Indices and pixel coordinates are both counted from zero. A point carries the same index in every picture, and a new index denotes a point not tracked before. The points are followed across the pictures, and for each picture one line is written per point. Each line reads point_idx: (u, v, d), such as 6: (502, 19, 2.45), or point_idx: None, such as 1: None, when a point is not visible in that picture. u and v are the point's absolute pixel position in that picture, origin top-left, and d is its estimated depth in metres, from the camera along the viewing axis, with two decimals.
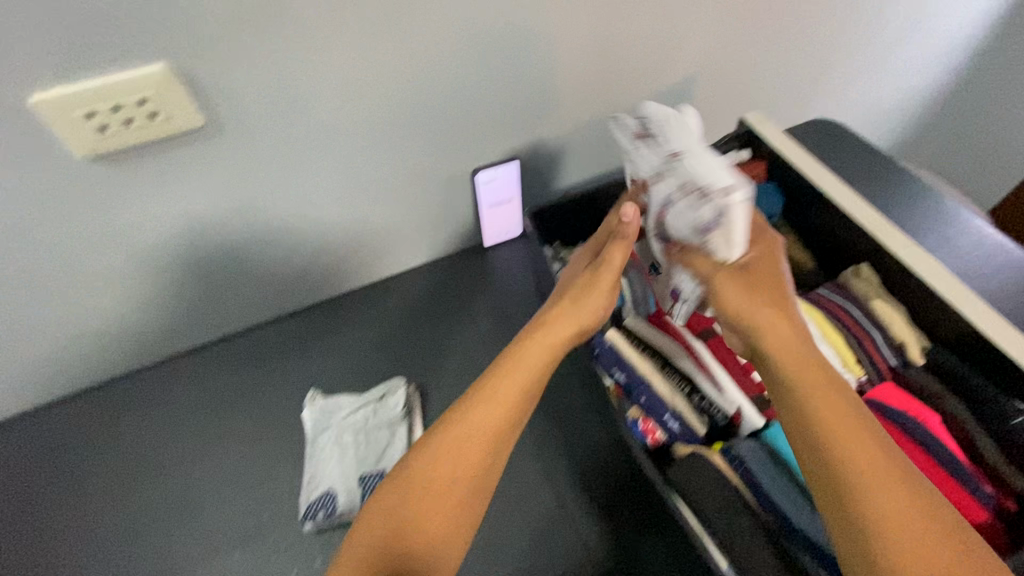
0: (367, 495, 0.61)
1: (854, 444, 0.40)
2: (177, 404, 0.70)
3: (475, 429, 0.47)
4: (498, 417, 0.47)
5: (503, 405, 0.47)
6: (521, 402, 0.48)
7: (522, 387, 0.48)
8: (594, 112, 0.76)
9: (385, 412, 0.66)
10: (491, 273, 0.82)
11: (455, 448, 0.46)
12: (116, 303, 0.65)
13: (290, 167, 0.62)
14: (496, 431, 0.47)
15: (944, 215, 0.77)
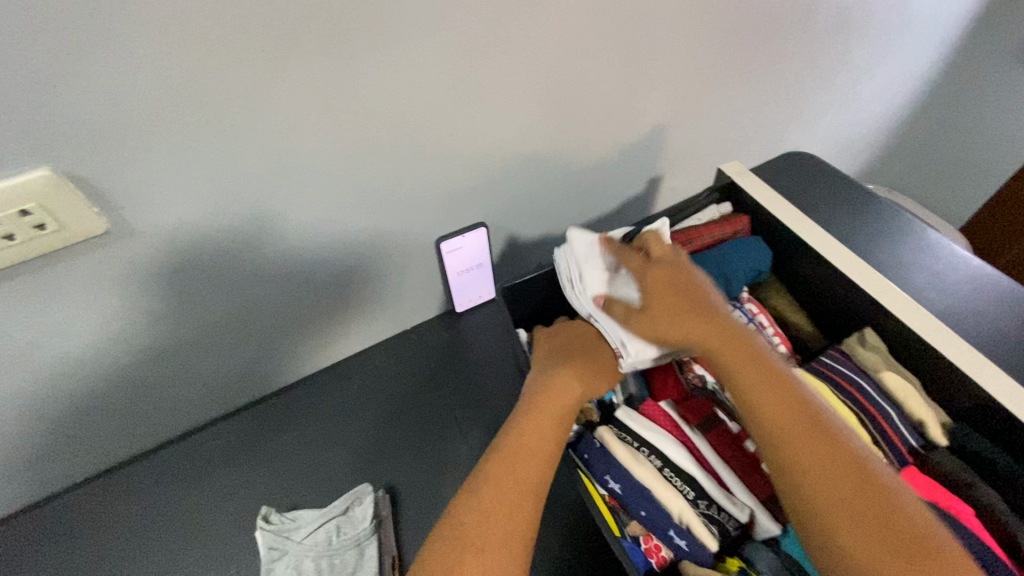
0: None
1: (791, 433, 0.42)
2: (106, 533, 0.60)
3: (492, 503, 0.42)
4: (514, 495, 0.43)
5: (517, 485, 0.43)
6: (536, 479, 0.44)
7: (531, 467, 0.44)
8: (563, 169, 0.71)
9: (350, 528, 0.57)
10: (464, 345, 0.75)
11: (472, 540, 0.40)
12: (25, 426, 0.55)
13: (226, 258, 0.54)
14: (514, 510, 0.42)
15: (930, 253, 0.74)
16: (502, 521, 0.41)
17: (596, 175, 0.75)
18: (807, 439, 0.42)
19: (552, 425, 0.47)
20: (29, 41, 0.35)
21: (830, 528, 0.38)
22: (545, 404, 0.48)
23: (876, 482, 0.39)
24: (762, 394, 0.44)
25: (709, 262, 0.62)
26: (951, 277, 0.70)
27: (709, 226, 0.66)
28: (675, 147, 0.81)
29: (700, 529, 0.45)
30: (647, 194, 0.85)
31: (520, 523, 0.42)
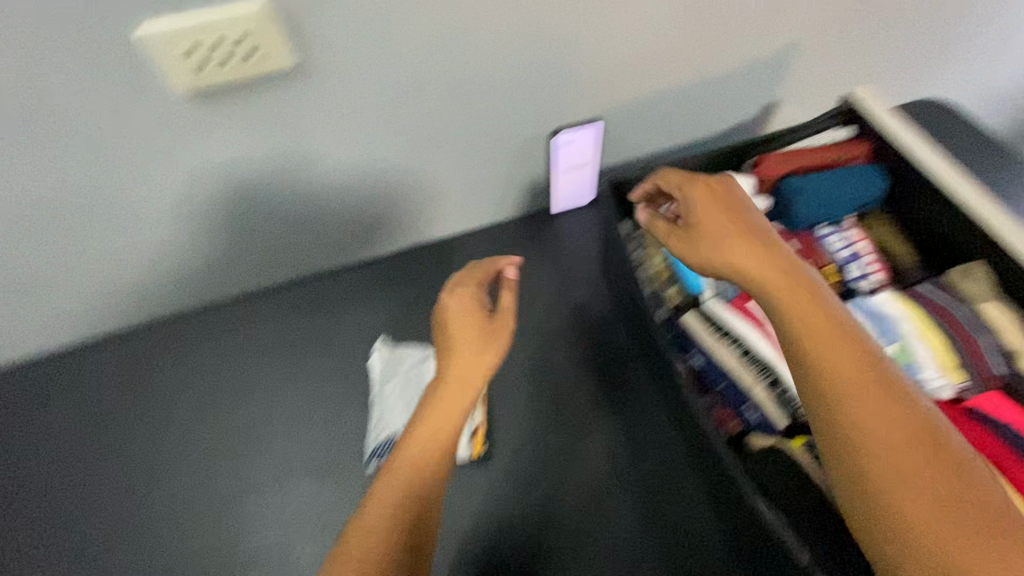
0: None
1: (864, 402, 0.38)
2: (251, 344, 0.74)
3: (428, 432, 0.50)
4: (431, 452, 0.49)
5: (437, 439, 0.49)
6: (453, 422, 0.50)
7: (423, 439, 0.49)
8: (684, 78, 0.71)
9: None
10: (555, 242, 0.81)
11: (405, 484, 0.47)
12: (200, 242, 0.67)
13: (371, 120, 0.62)
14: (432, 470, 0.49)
15: None
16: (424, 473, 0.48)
17: (715, 91, 0.75)
18: (879, 396, 0.38)
19: (461, 393, 0.51)
20: None
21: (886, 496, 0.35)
22: (454, 378, 0.52)
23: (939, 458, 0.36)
24: (828, 355, 0.40)
25: (817, 183, 0.63)
26: None
27: (824, 149, 0.65)
28: (803, 73, 0.78)
29: (772, 406, 0.50)
30: (762, 120, 0.83)
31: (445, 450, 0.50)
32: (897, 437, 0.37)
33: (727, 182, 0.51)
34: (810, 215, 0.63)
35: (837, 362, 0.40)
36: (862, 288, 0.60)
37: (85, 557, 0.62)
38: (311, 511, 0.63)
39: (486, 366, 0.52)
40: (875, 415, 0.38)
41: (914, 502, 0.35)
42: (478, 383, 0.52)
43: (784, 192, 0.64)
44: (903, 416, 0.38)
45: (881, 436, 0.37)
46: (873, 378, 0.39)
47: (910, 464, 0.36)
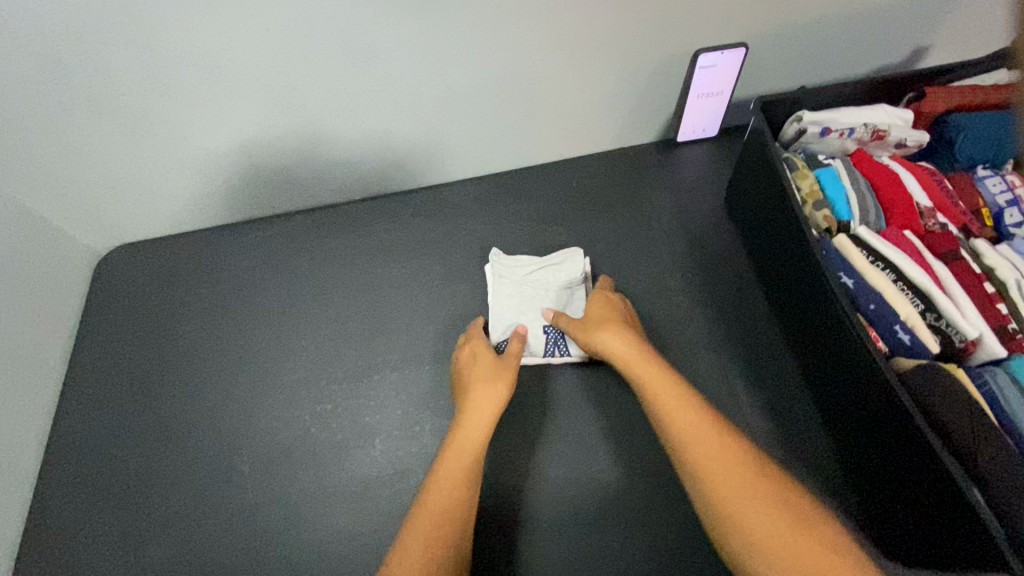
0: (550, 344, 0.68)
1: (721, 472, 0.47)
2: (375, 240, 0.78)
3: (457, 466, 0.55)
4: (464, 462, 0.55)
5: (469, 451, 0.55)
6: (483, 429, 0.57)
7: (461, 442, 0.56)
8: (842, 8, 0.68)
9: (564, 273, 0.72)
10: (674, 172, 0.80)
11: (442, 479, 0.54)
12: (342, 134, 0.71)
13: (524, 22, 0.62)
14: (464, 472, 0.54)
15: None
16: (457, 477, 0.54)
17: (868, 26, 0.72)
18: (723, 459, 0.48)
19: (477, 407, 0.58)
20: None
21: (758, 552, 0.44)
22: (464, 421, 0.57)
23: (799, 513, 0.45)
24: (698, 441, 0.49)
25: (987, 120, 0.60)
26: None
27: (996, 86, 0.62)
28: (966, 15, 0.73)
29: (923, 330, 0.49)
30: (907, 66, 0.79)
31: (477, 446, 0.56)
32: (756, 501, 0.46)
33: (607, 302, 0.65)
34: (971, 154, 0.60)
35: (696, 441, 0.49)
36: (1019, 235, 0.58)
37: (229, 408, 0.69)
38: (430, 393, 0.67)
39: (501, 398, 0.59)
40: (731, 478, 0.47)
41: (771, 549, 0.43)
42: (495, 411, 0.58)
43: (943, 130, 0.61)
44: (744, 475, 0.47)
45: (741, 497, 0.46)
46: (729, 449, 0.48)
47: (765, 524, 0.45)
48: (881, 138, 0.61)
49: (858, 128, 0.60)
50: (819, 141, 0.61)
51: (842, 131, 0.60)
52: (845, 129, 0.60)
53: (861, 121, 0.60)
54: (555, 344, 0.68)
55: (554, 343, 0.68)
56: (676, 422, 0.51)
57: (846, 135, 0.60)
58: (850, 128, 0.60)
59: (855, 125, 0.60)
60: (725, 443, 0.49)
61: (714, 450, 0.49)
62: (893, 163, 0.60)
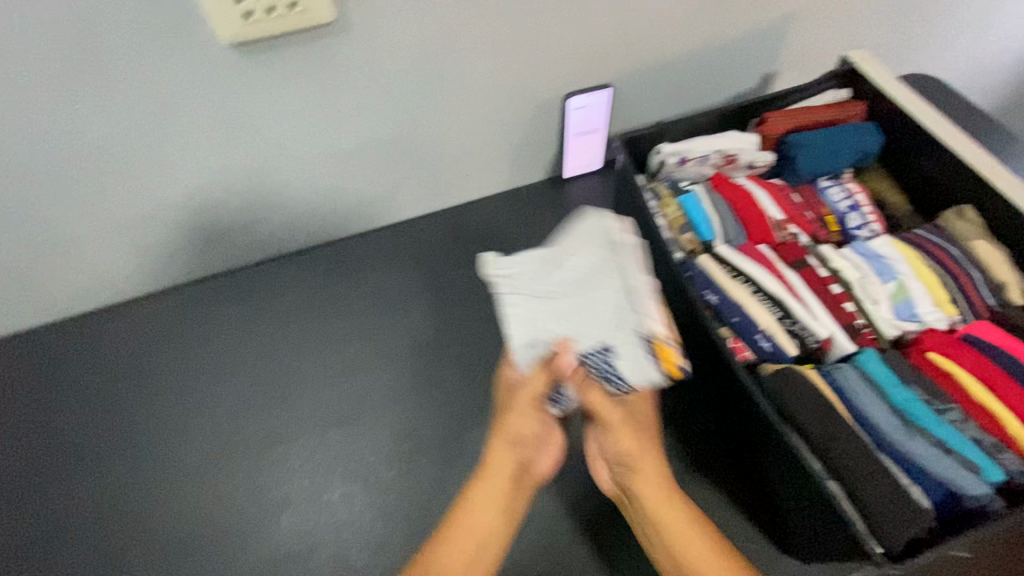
0: (596, 373, 0.56)
1: (683, 545, 0.51)
2: (279, 301, 0.76)
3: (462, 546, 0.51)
4: (466, 545, 0.51)
5: (477, 532, 0.52)
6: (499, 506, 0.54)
7: (492, 524, 0.53)
8: (689, 47, 0.75)
9: (613, 252, 0.58)
10: (568, 207, 0.84)
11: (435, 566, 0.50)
12: (227, 200, 0.70)
13: (394, 79, 0.65)
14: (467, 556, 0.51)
15: None
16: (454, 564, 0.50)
17: (718, 61, 0.79)
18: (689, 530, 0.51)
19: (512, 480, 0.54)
20: None
21: None
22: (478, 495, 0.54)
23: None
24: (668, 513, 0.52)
25: (820, 137, 0.66)
26: None
27: (825, 107, 0.68)
28: (800, 45, 0.83)
29: (782, 337, 0.53)
30: (761, 92, 0.88)
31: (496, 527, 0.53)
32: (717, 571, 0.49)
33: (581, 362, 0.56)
34: (814, 167, 0.66)
35: (661, 513, 0.52)
36: (861, 237, 0.64)
37: (119, 501, 0.64)
38: (338, 454, 0.65)
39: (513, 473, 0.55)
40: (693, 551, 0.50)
41: None
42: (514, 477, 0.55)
43: (787, 149, 0.67)
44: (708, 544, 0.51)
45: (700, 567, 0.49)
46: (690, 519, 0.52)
47: None
48: (733, 162, 0.66)
49: (710, 156, 0.66)
50: (679, 171, 0.66)
51: (696, 160, 0.66)
52: (699, 158, 0.65)
53: (710, 149, 0.65)
54: (603, 371, 0.56)
55: (601, 369, 0.56)
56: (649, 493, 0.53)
57: (701, 162, 0.66)
58: (702, 156, 0.65)
59: (705, 154, 0.65)
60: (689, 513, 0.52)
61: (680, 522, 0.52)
62: (747, 182, 0.65)
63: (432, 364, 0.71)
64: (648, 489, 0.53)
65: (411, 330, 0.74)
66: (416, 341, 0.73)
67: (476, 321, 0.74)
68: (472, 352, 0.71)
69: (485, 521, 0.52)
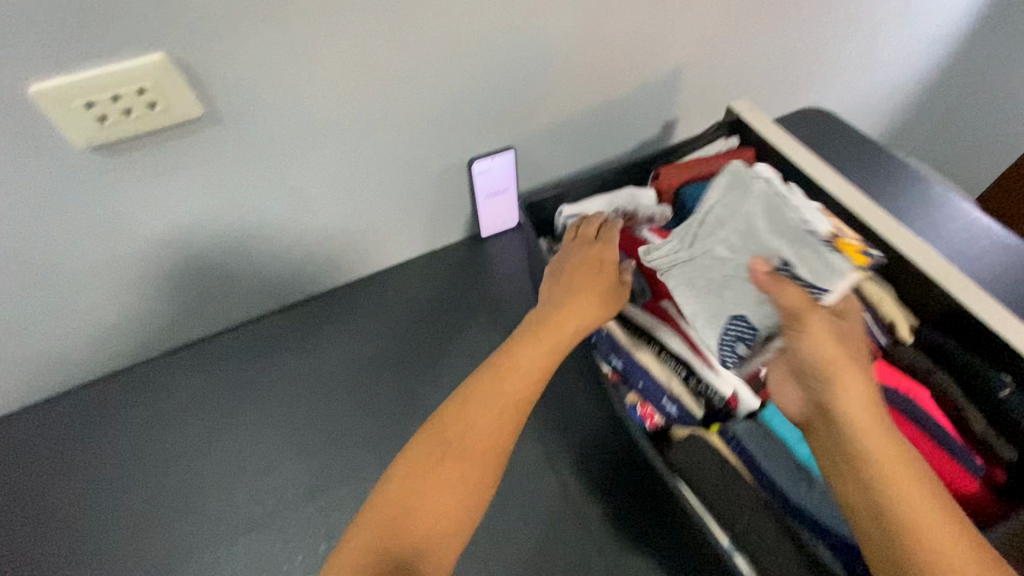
0: (741, 339, 0.50)
1: (915, 520, 0.38)
2: (182, 398, 0.71)
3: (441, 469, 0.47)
4: (495, 419, 0.49)
5: (503, 404, 0.50)
6: (485, 441, 0.48)
7: (532, 370, 0.52)
8: (585, 104, 0.78)
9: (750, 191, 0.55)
10: (487, 265, 0.83)
11: (452, 448, 0.48)
12: (113, 300, 0.65)
13: (285, 163, 0.63)
14: (493, 420, 0.49)
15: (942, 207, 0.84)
16: (468, 462, 0.47)
17: (616, 113, 0.82)
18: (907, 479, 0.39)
19: (548, 360, 0.52)
20: None
21: None
22: (489, 385, 0.50)
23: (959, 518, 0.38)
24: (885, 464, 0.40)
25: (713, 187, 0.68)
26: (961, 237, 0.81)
27: (716, 156, 0.71)
28: (693, 93, 0.86)
29: (687, 397, 0.53)
30: (664, 137, 0.91)
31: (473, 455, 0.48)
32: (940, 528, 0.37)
33: (606, 238, 0.60)
34: None
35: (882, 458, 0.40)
36: None
37: None
38: (249, 569, 0.59)
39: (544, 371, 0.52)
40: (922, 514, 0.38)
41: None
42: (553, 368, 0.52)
43: (683, 200, 0.69)
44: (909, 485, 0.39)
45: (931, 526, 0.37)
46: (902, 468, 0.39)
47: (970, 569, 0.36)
48: (633, 219, 0.68)
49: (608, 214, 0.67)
50: None
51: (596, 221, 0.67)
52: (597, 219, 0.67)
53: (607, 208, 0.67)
54: (746, 339, 0.49)
55: (744, 336, 0.49)
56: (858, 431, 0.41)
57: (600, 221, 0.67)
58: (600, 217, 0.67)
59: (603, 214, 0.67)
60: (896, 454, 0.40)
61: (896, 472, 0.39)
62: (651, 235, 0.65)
63: (351, 450, 0.67)
64: (876, 451, 0.40)
65: (329, 413, 0.70)
66: (334, 425, 0.69)
67: (397, 397, 0.71)
68: (393, 432, 0.68)
69: (510, 393, 0.50)
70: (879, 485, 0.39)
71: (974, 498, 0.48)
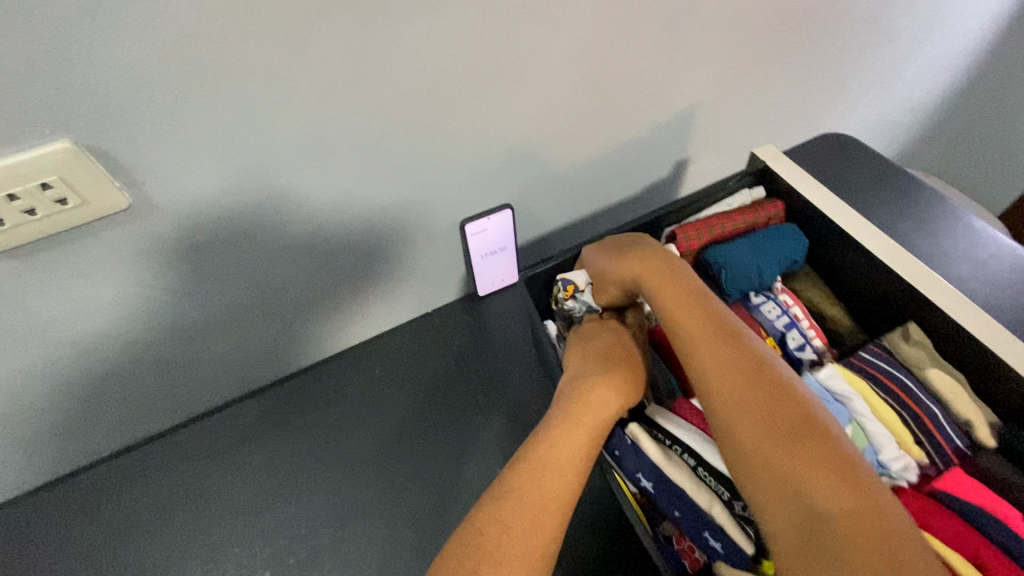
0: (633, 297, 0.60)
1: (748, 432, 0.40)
2: (133, 509, 0.60)
3: (512, 525, 0.41)
4: (539, 513, 0.41)
5: (545, 499, 0.42)
6: (564, 486, 0.43)
7: (577, 457, 0.45)
8: (591, 149, 0.69)
9: None
10: (485, 329, 0.74)
11: (488, 553, 0.39)
12: (46, 406, 0.55)
13: (244, 238, 0.53)
14: (532, 523, 0.41)
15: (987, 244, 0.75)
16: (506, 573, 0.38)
17: (624, 156, 0.73)
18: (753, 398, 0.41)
19: (588, 447, 0.45)
20: (60, 22, 0.34)
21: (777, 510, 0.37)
22: (560, 435, 0.45)
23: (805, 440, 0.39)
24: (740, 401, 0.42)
25: (740, 249, 0.59)
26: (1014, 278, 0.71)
27: (740, 212, 0.62)
28: (707, 130, 0.78)
29: (734, 530, 0.44)
30: (675, 177, 0.82)
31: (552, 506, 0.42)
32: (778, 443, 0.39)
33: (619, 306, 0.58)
34: (739, 284, 0.59)
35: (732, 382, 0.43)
36: (806, 357, 0.56)
37: None
38: None
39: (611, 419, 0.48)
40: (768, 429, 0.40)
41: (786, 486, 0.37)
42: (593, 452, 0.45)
43: (706, 265, 0.60)
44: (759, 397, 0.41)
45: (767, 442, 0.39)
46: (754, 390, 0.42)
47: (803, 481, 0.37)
48: None
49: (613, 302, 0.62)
50: None
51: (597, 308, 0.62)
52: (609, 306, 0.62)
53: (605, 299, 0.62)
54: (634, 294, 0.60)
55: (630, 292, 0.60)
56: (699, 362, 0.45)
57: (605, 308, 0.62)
58: None
59: None
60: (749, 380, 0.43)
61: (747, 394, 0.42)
62: None
63: (333, 569, 0.57)
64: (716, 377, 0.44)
65: (307, 522, 0.59)
66: (314, 537, 0.59)
67: (386, 500, 0.60)
68: (382, 546, 0.58)
69: (553, 490, 0.43)
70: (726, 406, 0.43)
71: None
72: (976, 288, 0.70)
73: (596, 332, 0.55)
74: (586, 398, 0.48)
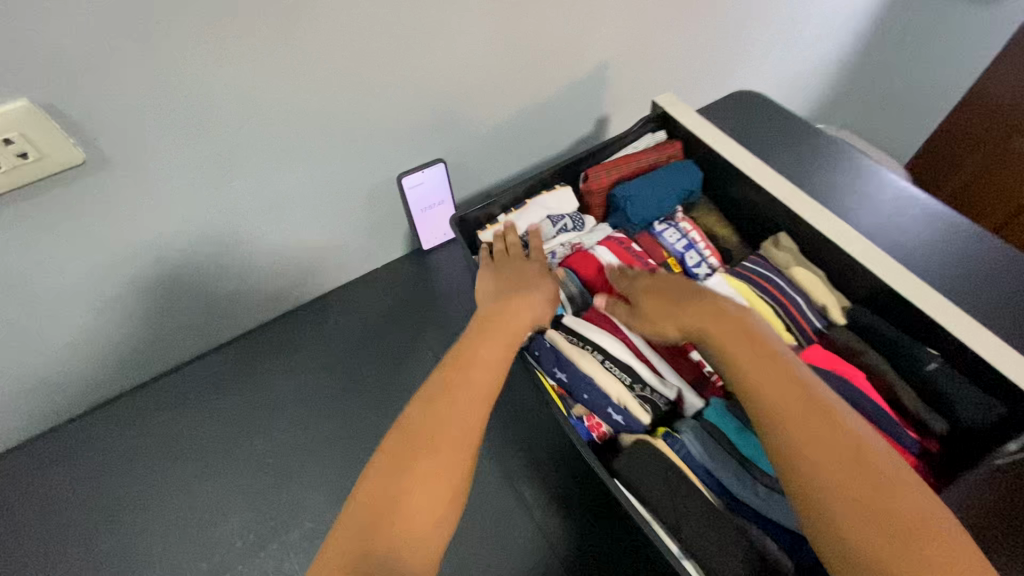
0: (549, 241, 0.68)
1: (808, 445, 0.39)
2: (113, 454, 0.66)
3: (439, 422, 0.46)
4: (461, 410, 0.47)
5: (467, 398, 0.48)
6: (483, 391, 0.49)
7: (492, 360, 0.51)
8: (513, 107, 0.76)
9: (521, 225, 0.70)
10: (431, 279, 0.81)
11: (419, 466, 0.43)
12: (21, 362, 0.60)
13: (195, 195, 0.59)
14: (462, 416, 0.47)
15: (872, 180, 0.86)
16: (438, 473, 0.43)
17: (545, 113, 0.81)
18: (804, 413, 0.41)
19: (500, 354, 0.51)
20: None
21: (844, 523, 0.36)
22: (480, 347, 0.52)
23: (859, 453, 0.39)
24: (793, 415, 0.41)
25: (642, 185, 0.68)
26: (893, 206, 0.82)
27: (644, 153, 0.70)
28: (622, 87, 0.86)
29: (633, 406, 0.53)
30: (598, 133, 0.91)
31: (475, 400, 0.48)
32: (835, 452, 0.39)
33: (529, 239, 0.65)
34: (642, 216, 0.68)
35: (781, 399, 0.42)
36: (702, 273, 0.65)
37: None
38: None
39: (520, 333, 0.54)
40: (826, 445, 0.39)
41: (849, 504, 0.36)
42: (508, 358, 0.52)
43: (615, 200, 0.69)
44: (811, 408, 0.41)
45: (824, 456, 0.38)
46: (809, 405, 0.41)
47: (863, 497, 0.36)
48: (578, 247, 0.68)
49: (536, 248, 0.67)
50: None
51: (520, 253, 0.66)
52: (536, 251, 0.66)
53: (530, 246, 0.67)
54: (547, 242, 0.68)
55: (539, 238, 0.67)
56: (750, 382, 0.44)
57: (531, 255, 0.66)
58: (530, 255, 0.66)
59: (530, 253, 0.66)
60: (798, 394, 0.42)
61: (799, 409, 0.41)
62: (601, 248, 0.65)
63: (299, 489, 0.64)
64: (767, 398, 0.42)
65: (275, 453, 0.66)
66: (280, 465, 0.65)
67: (345, 429, 0.68)
68: (344, 466, 0.65)
69: (473, 388, 0.49)
70: (778, 425, 0.41)
71: (915, 473, 0.49)
72: (862, 217, 0.81)
73: (506, 268, 0.61)
74: (499, 317, 0.54)
